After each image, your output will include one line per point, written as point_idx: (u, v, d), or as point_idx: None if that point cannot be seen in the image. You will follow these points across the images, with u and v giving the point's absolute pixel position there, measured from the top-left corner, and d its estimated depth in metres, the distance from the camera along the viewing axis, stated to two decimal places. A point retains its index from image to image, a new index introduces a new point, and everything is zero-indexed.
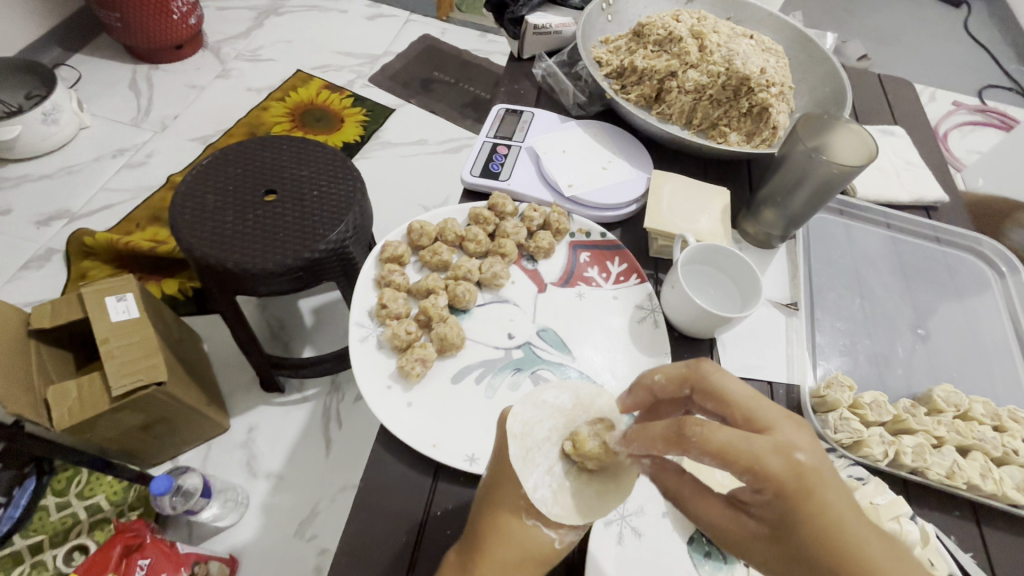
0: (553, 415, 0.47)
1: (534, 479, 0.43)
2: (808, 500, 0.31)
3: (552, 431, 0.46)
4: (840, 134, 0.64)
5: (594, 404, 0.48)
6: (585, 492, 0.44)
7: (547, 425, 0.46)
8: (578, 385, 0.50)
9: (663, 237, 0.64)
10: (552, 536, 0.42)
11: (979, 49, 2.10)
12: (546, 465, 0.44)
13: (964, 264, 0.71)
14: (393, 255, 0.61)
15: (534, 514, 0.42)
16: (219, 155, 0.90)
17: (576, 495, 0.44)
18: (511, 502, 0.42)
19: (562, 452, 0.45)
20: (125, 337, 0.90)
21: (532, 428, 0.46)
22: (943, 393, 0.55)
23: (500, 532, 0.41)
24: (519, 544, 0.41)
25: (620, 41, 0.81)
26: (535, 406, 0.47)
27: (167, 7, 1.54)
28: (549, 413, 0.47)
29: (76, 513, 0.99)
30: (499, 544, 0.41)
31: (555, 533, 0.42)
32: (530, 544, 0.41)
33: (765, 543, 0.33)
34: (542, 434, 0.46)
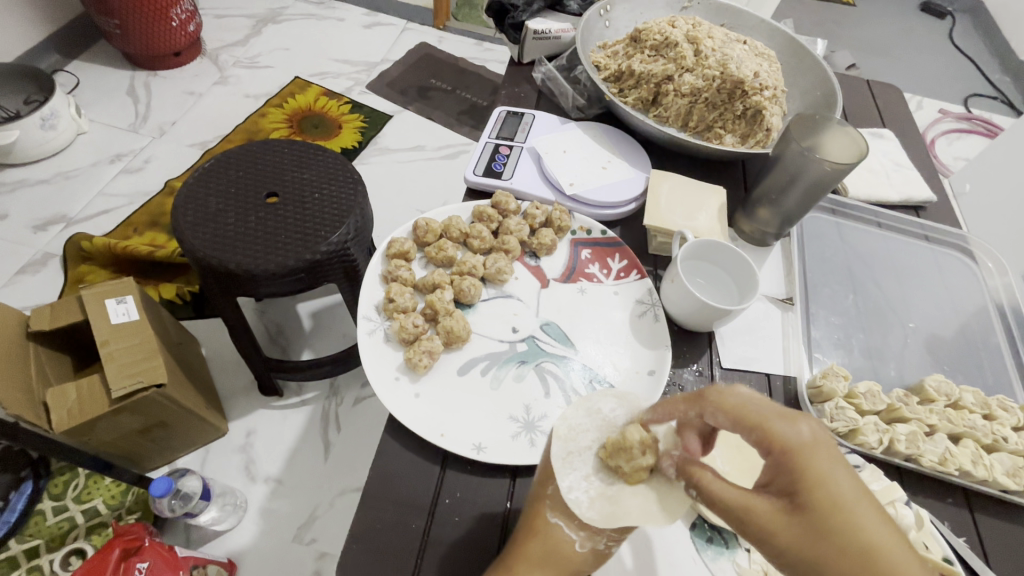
0: (601, 425, 0.45)
1: (569, 480, 0.43)
2: (812, 461, 0.34)
3: (594, 440, 0.44)
4: (834, 135, 0.66)
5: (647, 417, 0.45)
6: (628, 501, 0.41)
7: (593, 434, 0.44)
8: (633, 398, 0.47)
9: (662, 234, 0.66)
10: (575, 536, 0.43)
11: (963, 59, 2.16)
12: (583, 470, 0.43)
13: (952, 260, 0.73)
14: (400, 251, 0.62)
15: (557, 512, 0.43)
16: (220, 159, 0.91)
17: (617, 503, 0.41)
18: (540, 497, 0.44)
19: (599, 458, 0.43)
20: (125, 339, 0.90)
21: (576, 438, 0.44)
22: (935, 382, 0.57)
23: (534, 529, 0.43)
24: (547, 542, 0.43)
25: (617, 46, 0.83)
26: (585, 412, 0.45)
27: (167, 14, 1.55)
28: (599, 423, 0.45)
29: (74, 517, 0.98)
30: (530, 542, 0.43)
31: (576, 535, 0.43)
32: (554, 543, 0.43)
33: (780, 516, 0.35)
34: (586, 441, 0.44)
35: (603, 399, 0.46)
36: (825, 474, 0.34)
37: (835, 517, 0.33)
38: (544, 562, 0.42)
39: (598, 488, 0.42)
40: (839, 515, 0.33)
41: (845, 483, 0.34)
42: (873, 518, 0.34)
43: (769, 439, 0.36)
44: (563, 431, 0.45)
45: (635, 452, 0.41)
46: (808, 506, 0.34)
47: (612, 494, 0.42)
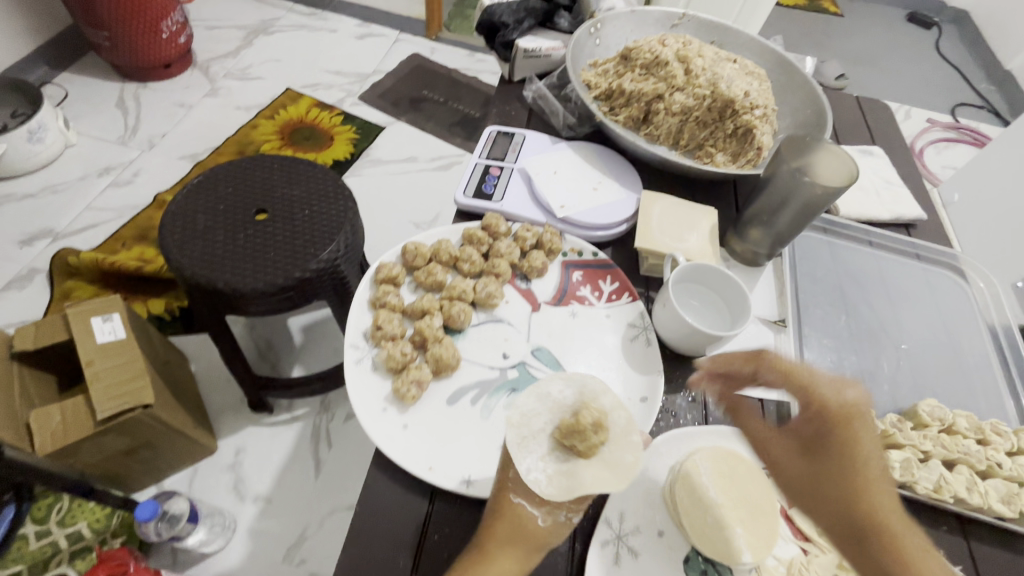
0: (554, 408, 0.44)
1: (526, 462, 0.42)
2: (851, 427, 0.42)
3: (549, 420, 0.44)
4: (822, 155, 0.63)
5: (599, 401, 0.44)
6: (581, 475, 0.41)
7: (546, 417, 0.44)
8: (585, 378, 0.46)
9: (653, 256, 0.65)
10: (536, 512, 0.43)
11: (950, 69, 2.19)
12: (541, 451, 0.43)
13: (943, 279, 0.73)
14: (388, 275, 0.61)
15: (519, 493, 0.43)
16: (209, 175, 0.89)
17: (572, 480, 0.41)
18: (503, 479, 0.45)
19: (554, 438, 0.43)
20: (110, 358, 0.88)
21: (530, 420, 0.44)
22: (928, 407, 0.56)
23: (500, 509, 0.44)
24: (513, 521, 0.43)
25: (608, 64, 0.83)
26: (537, 397, 0.44)
27: (157, 27, 1.54)
28: (551, 406, 0.44)
29: (57, 542, 0.96)
30: (496, 523, 0.43)
31: (539, 511, 0.43)
32: (520, 521, 0.43)
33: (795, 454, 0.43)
34: (539, 424, 0.43)
35: (554, 383, 0.45)
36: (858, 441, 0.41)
37: (865, 479, 0.40)
38: (512, 543, 0.42)
39: (555, 466, 0.42)
40: (868, 478, 0.40)
41: (874, 458, 0.41)
42: (890, 496, 0.40)
43: (812, 399, 0.43)
44: (516, 413, 0.44)
45: (586, 431, 0.41)
46: (842, 462, 0.41)
47: (567, 469, 0.42)
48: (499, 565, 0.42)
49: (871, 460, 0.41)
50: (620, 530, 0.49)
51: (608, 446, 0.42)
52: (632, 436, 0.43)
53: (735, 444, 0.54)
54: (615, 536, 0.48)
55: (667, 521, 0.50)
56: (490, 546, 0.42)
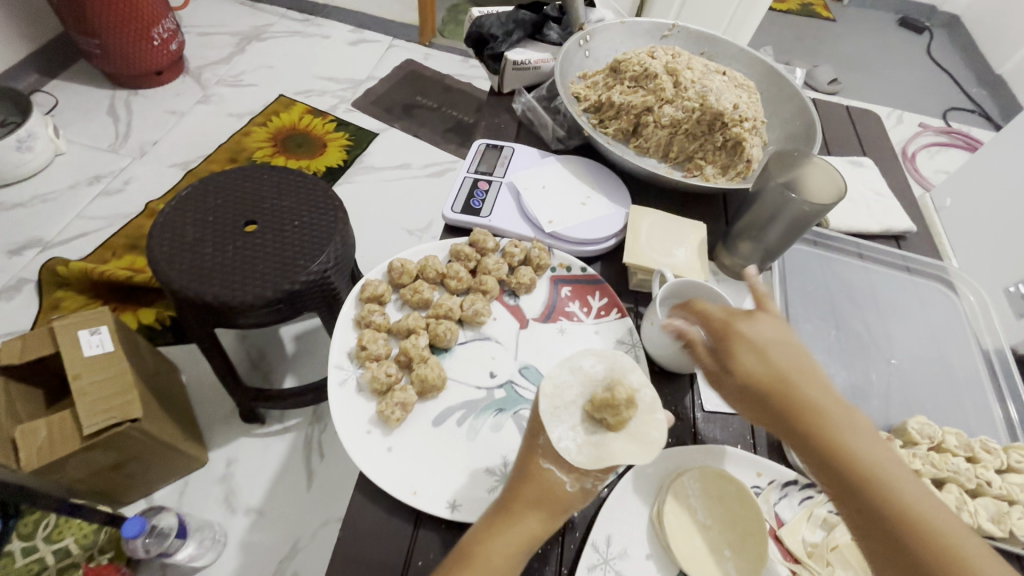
0: (585, 382, 0.44)
1: (558, 431, 0.42)
2: (732, 342, 0.43)
3: (580, 394, 0.43)
4: (811, 170, 0.66)
5: (627, 377, 0.44)
6: (611, 447, 0.41)
7: (578, 389, 0.43)
8: (615, 355, 0.46)
9: (642, 271, 0.65)
10: (565, 478, 0.43)
11: (941, 73, 2.20)
12: (570, 423, 0.42)
13: (932, 291, 0.73)
14: (373, 294, 0.61)
15: (548, 458, 0.43)
16: (198, 186, 0.85)
17: (604, 450, 0.41)
18: (532, 446, 0.44)
19: (585, 411, 0.43)
20: (97, 372, 0.85)
21: (563, 393, 0.43)
22: (918, 424, 0.56)
23: (527, 473, 0.44)
24: (540, 485, 0.43)
25: (597, 76, 0.83)
26: (569, 369, 0.44)
27: (148, 34, 1.53)
28: (582, 379, 0.44)
29: (43, 558, 0.94)
30: (524, 484, 0.44)
31: (567, 477, 0.42)
32: (547, 486, 0.43)
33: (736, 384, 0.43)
34: (570, 396, 0.43)
35: (586, 358, 0.45)
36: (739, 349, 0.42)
37: (758, 386, 0.40)
38: (539, 505, 0.43)
39: (586, 437, 0.41)
40: (766, 383, 0.40)
41: (758, 360, 0.41)
42: (813, 387, 0.40)
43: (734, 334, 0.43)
44: (549, 385, 0.44)
45: (619, 403, 0.40)
46: (735, 376, 0.42)
47: (597, 440, 0.41)
48: (524, 522, 0.43)
49: (756, 363, 0.41)
50: (607, 554, 0.48)
51: (635, 420, 0.42)
52: (657, 413, 0.43)
53: (727, 465, 0.53)
54: (602, 560, 0.48)
55: (654, 545, 0.49)
56: (517, 506, 0.43)
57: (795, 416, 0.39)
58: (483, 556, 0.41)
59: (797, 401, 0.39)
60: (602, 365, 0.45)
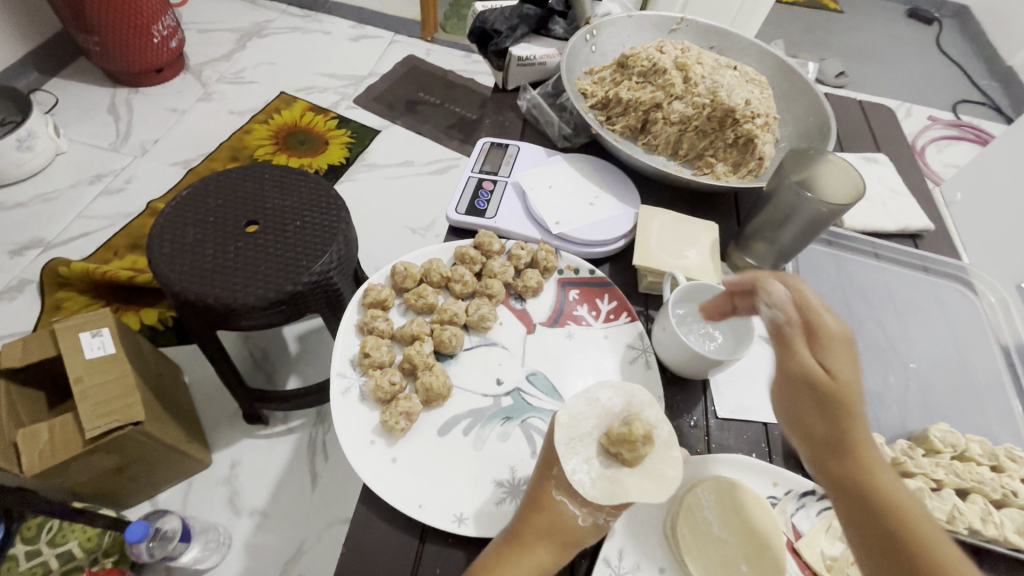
0: (601, 414, 0.42)
1: (572, 462, 0.40)
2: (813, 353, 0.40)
3: (597, 426, 0.41)
4: (825, 167, 0.64)
5: (644, 413, 0.41)
6: (625, 483, 0.39)
7: (593, 421, 0.41)
8: (632, 389, 0.43)
9: (652, 274, 0.63)
10: (577, 511, 0.42)
11: (952, 65, 2.16)
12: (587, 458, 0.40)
13: (951, 293, 0.71)
14: (376, 299, 0.59)
15: (561, 490, 0.42)
16: (199, 186, 0.84)
17: (618, 486, 0.39)
18: (544, 474, 0.43)
19: (600, 444, 0.41)
20: (100, 375, 0.81)
21: (578, 426, 0.41)
22: (940, 432, 0.54)
23: (538, 502, 0.43)
24: (553, 515, 0.42)
25: (604, 72, 0.81)
26: (585, 402, 0.42)
27: (148, 31, 1.51)
28: (599, 412, 0.42)
29: (47, 562, 0.90)
30: (534, 513, 0.43)
31: (579, 510, 0.41)
32: (560, 517, 0.42)
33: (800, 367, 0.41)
34: (586, 428, 0.41)
35: (603, 389, 0.43)
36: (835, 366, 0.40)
37: (831, 394, 0.39)
38: (550, 536, 0.42)
39: (601, 472, 0.39)
40: (841, 384, 0.39)
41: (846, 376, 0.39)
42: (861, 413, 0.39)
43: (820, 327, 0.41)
44: (566, 415, 0.42)
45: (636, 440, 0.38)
46: (811, 363, 0.40)
47: (611, 477, 0.39)
48: (534, 555, 0.42)
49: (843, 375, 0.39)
50: (619, 569, 0.47)
51: (651, 457, 0.40)
52: (672, 451, 0.40)
53: (743, 474, 0.51)
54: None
55: (667, 558, 0.47)
56: (527, 536, 0.42)
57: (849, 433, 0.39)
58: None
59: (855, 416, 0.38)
60: (619, 399, 0.42)
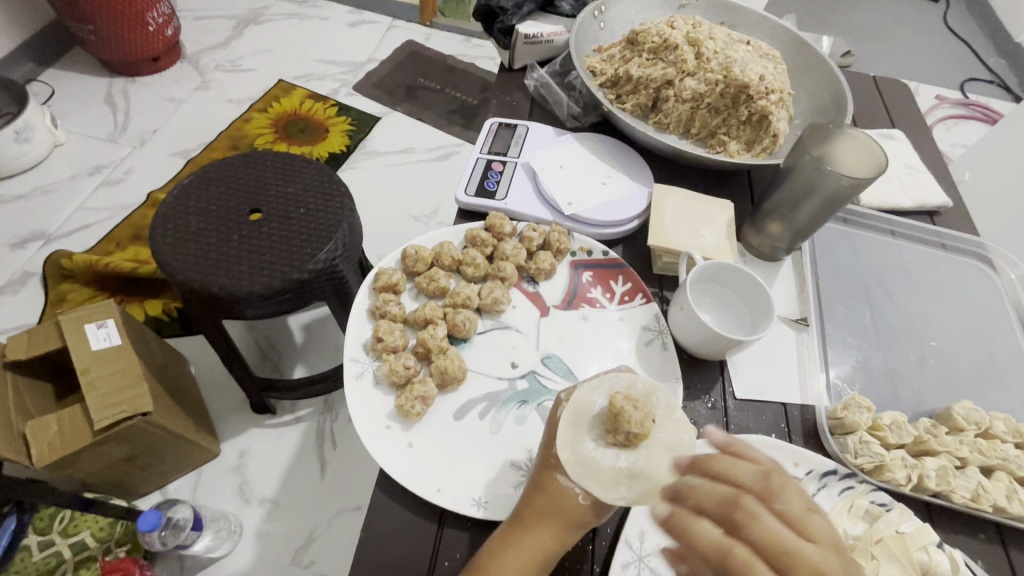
0: (589, 424, 0.42)
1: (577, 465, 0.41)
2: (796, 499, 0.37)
3: (592, 434, 0.41)
4: (843, 143, 0.62)
5: (633, 389, 0.43)
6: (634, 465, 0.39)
7: (587, 434, 0.41)
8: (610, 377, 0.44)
9: (667, 254, 0.62)
10: (576, 490, 0.41)
11: (959, 43, 2.11)
12: (609, 463, 0.40)
13: (970, 270, 0.70)
14: (388, 283, 0.59)
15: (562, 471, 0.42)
16: (201, 174, 0.82)
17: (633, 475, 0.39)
18: (547, 458, 0.44)
19: (604, 436, 0.41)
20: (107, 365, 0.81)
21: (580, 440, 0.41)
22: (964, 410, 0.54)
23: (542, 483, 0.44)
24: (552, 495, 0.42)
25: (613, 48, 0.79)
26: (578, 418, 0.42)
27: (143, 19, 1.48)
28: (583, 417, 0.42)
29: (60, 552, 0.89)
30: (537, 493, 0.43)
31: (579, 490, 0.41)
32: (558, 496, 0.42)
33: None
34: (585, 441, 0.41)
35: (586, 394, 0.43)
36: (815, 505, 0.37)
37: None
38: (552, 515, 0.42)
39: (616, 467, 0.40)
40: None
41: (824, 524, 0.36)
42: None
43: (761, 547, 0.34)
44: (565, 449, 0.42)
45: (631, 415, 0.39)
46: None
47: (630, 468, 0.39)
48: (535, 536, 0.42)
49: (821, 531, 0.36)
50: (641, 551, 0.46)
51: (660, 431, 0.41)
52: (675, 414, 0.42)
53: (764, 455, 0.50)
54: (636, 558, 0.45)
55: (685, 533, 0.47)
56: (529, 515, 0.43)
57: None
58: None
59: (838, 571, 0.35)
60: (603, 395, 0.43)
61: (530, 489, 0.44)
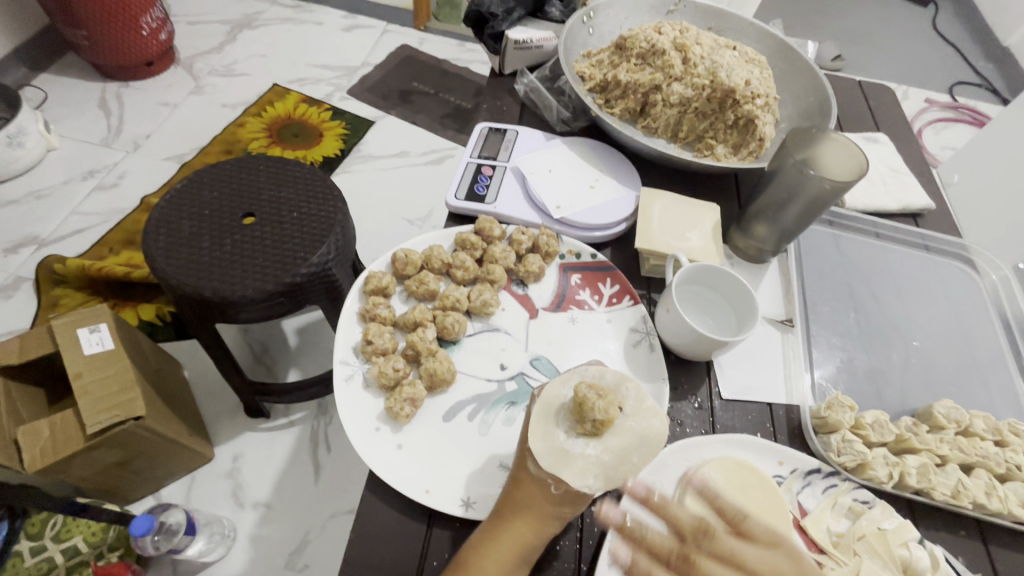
0: (558, 415, 0.43)
1: (547, 455, 0.41)
2: (735, 539, 0.43)
3: (563, 425, 0.42)
4: (827, 147, 0.64)
5: (600, 379, 0.44)
6: (605, 453, 0.41)
7: (557, 424, 0.42)
8: (581, 368, 0.45)
9: (655, 256, 0.63)
10: (548, 480, 0.42)
11: (947, 46, 2.14)
12: (580, 452, 0.41)
13: (953, 271, 0.71)
14: (378, 286, 0.59)
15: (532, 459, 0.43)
16: (194, 178, 0.82)
17: (601, 461, 0.40)
18: (524, 452, 0.44)
19: (575, 427, 0.42)
20: (99, 370, 0.81)
21: (552, 430, 0.42)
22: (945, 409, 0.55)
23: (518, 477, 0.44)
24: (528, 487, 0.44)
25: (602, 54, 0.80)
26: (546, 408, 0.43)
27: (136, 24, 1.49)
28: (553, 408, 0.43)
29: (53, 557, 0.89)
30: (515, 488, 0.44)
31: (552, 479, 0.41)
32: (533, 488, 0.43)
33: None
34: (557, 432, 0.42)
35: (556, 387, 0.44)
36: (755, 538, 0.43)
37: None
38: (530, 509, 0.43)
39: (586, 455, 0.41)
40: None
41: (767, 558, 0.42)
42: None
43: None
44: (535, 439, 0.42)
45: (594, 404, 0.40)
46: None
47: (599, 456, 0.41)
48: (514, 529, 0.43)
49: (758, 564, 0.41)
50: None
51: (626, 417, 0.42)
52: (647, 402, 0.43)
53: (750, 455, 0.51)
54: None
55: None
56: (508, 509, 0.44)
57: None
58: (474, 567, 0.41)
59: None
60: (572, 387, 0.44)
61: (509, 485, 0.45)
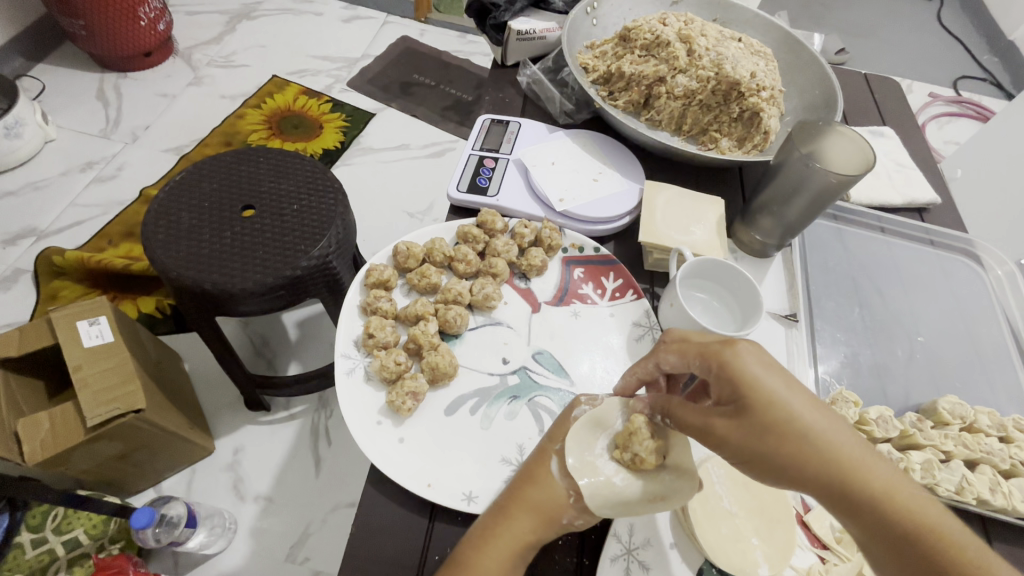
0: (602, 438, 0.44)
1: (577, 468, 0.43)
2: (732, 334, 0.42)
3: (603, 444, 0.44)
4: (835, 141, 0.63)
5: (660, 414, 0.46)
6: (635, 483, 0.42)
7: (600, 442, 0.44)
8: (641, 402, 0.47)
9: (658, 250, 0.62)
10: (570, 492, 0.43)
11: (952, 40, 2.12)
12: (608, 473, 0.42)
13: (958, 267, 0.71)
14: (379, 279, 0.59)
15: (558, 460, 0.44)
16: (193, 169, 0.82)
17: (627, 491, 0.42)
18: (546, 451, 0.45)
19: (615, 454, 0.43)
20: (99, 363, 0.80)
21: (591, 443, 0.44)
22: (949, 404, 0.55)
23: (534, 474, 0.44)
24: (546, 489, 0.43)
25: (605, 45, 0.79)
26: (596, 430, 0.45)
27: (134, 13, 1.47)
28: (602, 432, 0.45)
29: (54, 549, 0.89)
30: (527, 487, 0.44)
31: (571, 488, 0.43)
32: (553, 491, 0.43)
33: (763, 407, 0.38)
34: (597, 448, 0.44)
35: (611, 408, 0.46)
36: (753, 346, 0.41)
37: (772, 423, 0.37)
38: (537, 511, 0.42)
39: (611, 481, 0.42)
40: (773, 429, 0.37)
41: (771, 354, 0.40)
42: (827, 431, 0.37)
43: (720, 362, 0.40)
44: (573, 442, 0.44)
45: (643, 438, 0.42)
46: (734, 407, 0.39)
47: (623, 485, 0.42)
48: (515, 527, 0.42)
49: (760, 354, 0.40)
50: (630, 544, 0.46)
51: (670, 457, 0.44)
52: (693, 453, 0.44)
53: None
54: (625, 551, 0.46)
55: (678, 533, 0.47)
56: (522, 509, 0.43)
57: (746, 393, 0.38)
58: (476, 567, 0.40)
59: (741, 373, 0.38)
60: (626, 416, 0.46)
61: (520, 478, 0.45)
